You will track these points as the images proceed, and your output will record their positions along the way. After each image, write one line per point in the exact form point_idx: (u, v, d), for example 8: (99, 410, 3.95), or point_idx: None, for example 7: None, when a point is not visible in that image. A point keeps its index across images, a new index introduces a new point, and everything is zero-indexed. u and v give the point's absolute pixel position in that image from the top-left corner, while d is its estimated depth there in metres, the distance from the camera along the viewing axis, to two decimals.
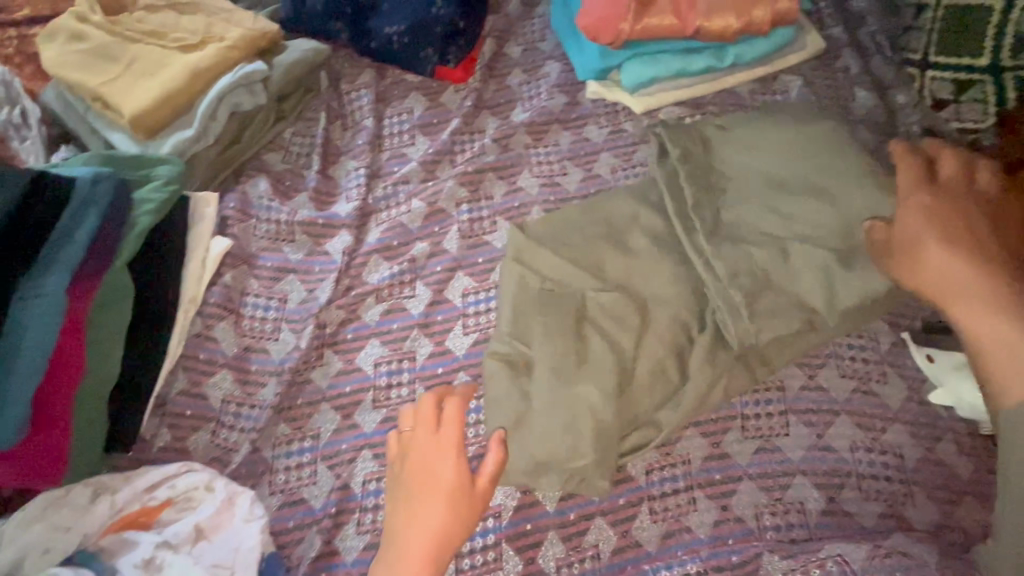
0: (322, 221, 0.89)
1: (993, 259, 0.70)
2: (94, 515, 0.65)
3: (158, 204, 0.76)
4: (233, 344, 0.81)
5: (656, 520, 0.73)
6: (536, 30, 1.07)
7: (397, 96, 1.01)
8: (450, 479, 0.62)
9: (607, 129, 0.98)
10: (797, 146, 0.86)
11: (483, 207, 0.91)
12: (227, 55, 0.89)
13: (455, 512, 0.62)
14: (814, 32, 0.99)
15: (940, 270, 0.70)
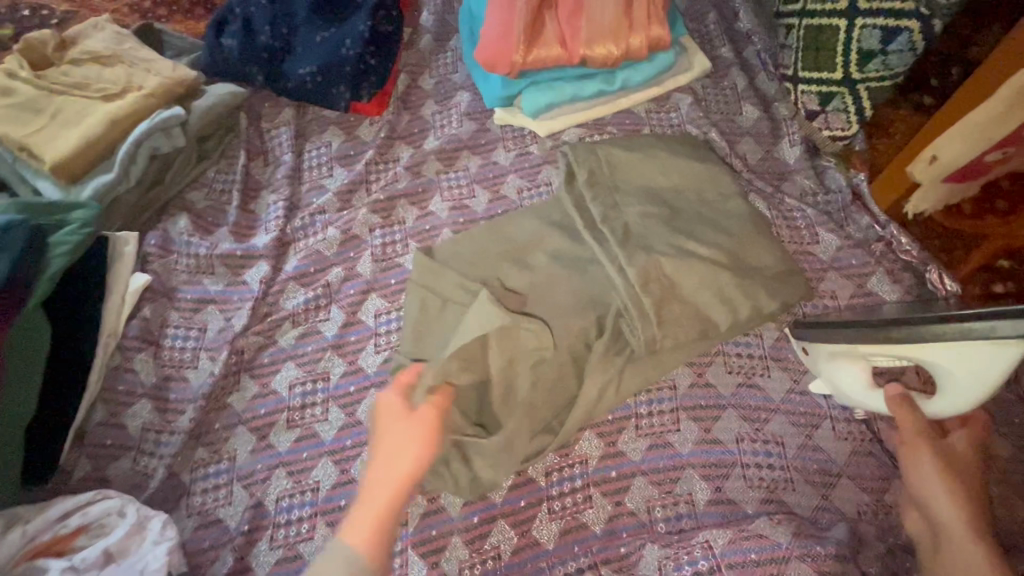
0: (241, 253, 0.94)
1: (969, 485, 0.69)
2: (5, 545, 0.68)
3: (73, 247, 0.80)
4: (153, 374, 0.85)
5: (554, 519, 0.77)
6: (447, 62, 1.14)
7: (316, 131, 1.07)
8: (399, 426, 0.70)
9: (514, 152, 1.05)
10: (678, 173, 0.96)
11: (396, 231, 0.97)
12: (144, 102, 0.95)
13: (410, 448, 0.68)
14: (700, 53, 1.05)
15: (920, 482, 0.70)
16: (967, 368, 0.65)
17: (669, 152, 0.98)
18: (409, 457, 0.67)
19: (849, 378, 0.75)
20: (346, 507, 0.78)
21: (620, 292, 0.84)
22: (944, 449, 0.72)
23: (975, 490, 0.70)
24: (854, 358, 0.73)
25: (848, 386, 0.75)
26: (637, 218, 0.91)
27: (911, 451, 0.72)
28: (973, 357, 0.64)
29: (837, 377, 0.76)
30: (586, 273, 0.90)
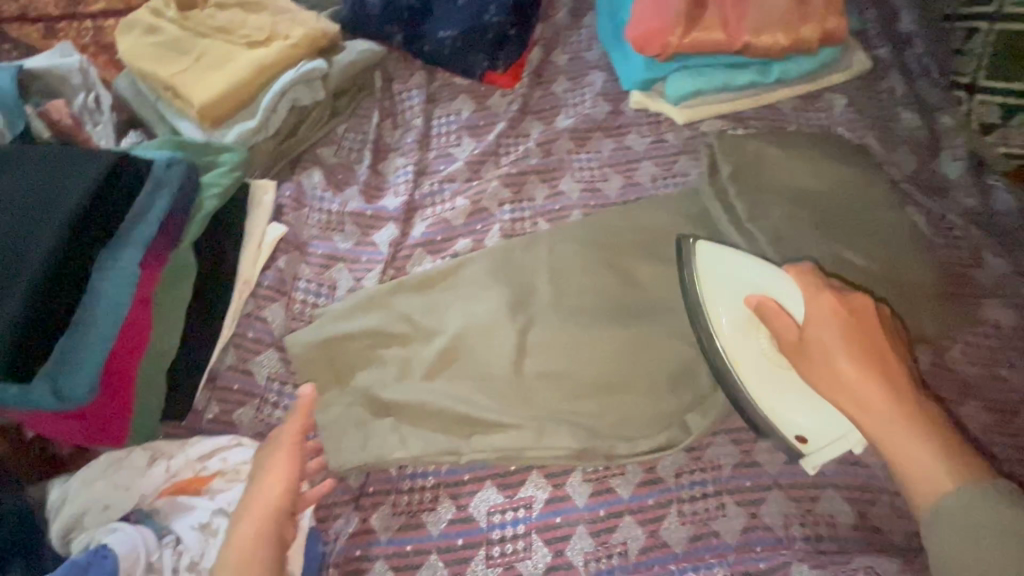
0: (372, 213, 0.93)
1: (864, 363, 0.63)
2: (151, 477, 0.71)
3: (225, 189, 0.81)
4: (282, 326, 0.84)
5: (684, 522, 0.74)
6: (582, 39, 1.10)
7: (446, 97, 1.04)
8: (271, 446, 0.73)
9: (649, 138, 1.00)
10: (829, 176, 0.92)
11: (525, 208, 0.94)
12: (290, 53, 0.94)
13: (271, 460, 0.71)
14: (859, 52, 1.00)
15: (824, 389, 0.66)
16: (738, 277, 0.77)
17: (825, 155, 0.93)
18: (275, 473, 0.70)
19: (793, 403, 0.73)
20: (469, 483, 0.76)
21: None
22: (811, 353, 0.67)
23: (866, 370, 0.63)
24: (762, 372, 0.75)
25: (797, 408, 0.73)
26: (787, 219, 0.88)
27: (806, 369, 0.68)
28: (717, 267, 0.78)
29: (779, 395, 0.74)
30: None
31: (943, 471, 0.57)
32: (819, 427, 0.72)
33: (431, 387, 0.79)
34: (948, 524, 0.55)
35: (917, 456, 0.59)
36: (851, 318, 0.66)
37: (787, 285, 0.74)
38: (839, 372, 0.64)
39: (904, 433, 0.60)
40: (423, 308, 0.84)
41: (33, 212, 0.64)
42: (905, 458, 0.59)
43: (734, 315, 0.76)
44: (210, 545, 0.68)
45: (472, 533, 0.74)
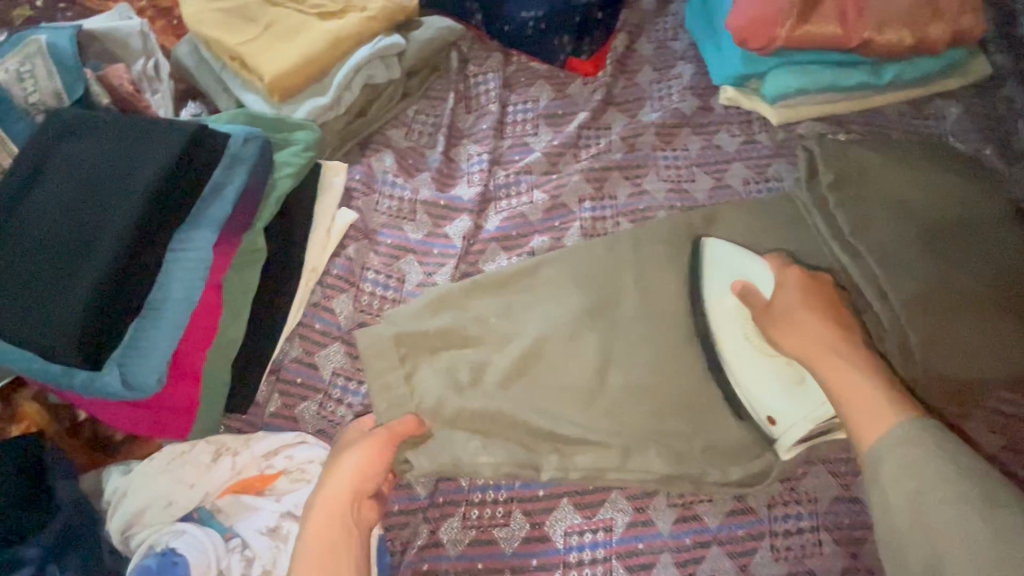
0: (445, 203, 0.87)
1: (827, 321, 0.69)
2: (216, 474, 0.67)
3: (298, 169, 0.76)
4: (350, 318, 0.79)
5: (778, 558, 0.68)
6: (668, 28, 1.03)
7: (523, 83, 0.98)
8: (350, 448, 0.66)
9: (740, 138, 0.94)
10: (942, 188, 0.84)
11: (607, 206, 0.88)
12: (366, 25, 0.88)
13: (346, 466, 0.64)
14: (979, 58, 0.92)
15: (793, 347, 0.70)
16: (721, 258, 0.78)
17: (937, 166, 0.85)
18: (347, 481, 0.63)
19: (765, 383, 0.72)
20: (545, 499, 0.72)
21: (872, 318, 0.77)
22: (780, 315, 0.72)
23: (824, 330, 0.69)
24: (735, 348, 0.74)
25: (769, 389, 0.72)
26: (894, 234, 0.79)
27: (774, 327, 0.72)
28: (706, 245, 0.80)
29: (752, 374, 0.73)
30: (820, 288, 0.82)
31: (886, 408, 0.60)
32: (786, 408, 0.71)
33: (505, 396, 0.74)
34: (889, 457, 0.56)
35: (869, 393, 0.62)
36: (821, 289, 0.72)
37: (762, 267, 0.77)
38: (807, 323, 0.69)
39: (854, 380, 0.63)
40: (495, 311, 0.78)
41: (111, 188, 0.62)
42: (857, 402, 0.62)
43: (715, 292, 0.77)
44: (281, 552, 0.64)
45: (547, 554, 0.69)
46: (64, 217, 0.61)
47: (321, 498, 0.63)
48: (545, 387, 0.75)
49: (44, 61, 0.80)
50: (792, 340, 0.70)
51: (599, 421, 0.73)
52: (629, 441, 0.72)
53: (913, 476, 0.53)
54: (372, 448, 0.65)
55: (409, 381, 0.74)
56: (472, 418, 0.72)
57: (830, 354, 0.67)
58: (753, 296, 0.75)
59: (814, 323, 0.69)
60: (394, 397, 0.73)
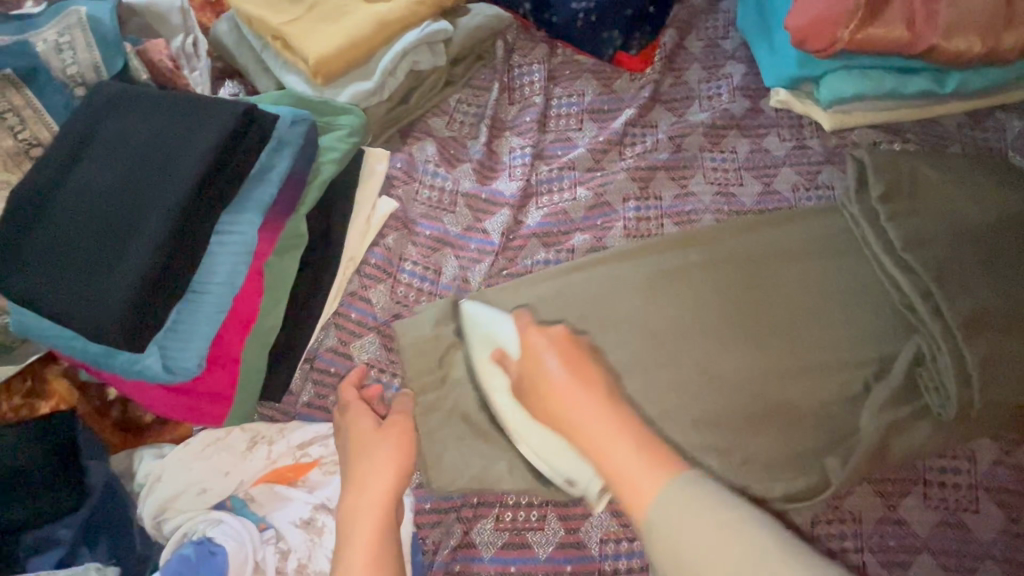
0: (486, 196, 0.85)
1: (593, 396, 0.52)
2: (251, 462, 0.66)
3: (342, 155, 0.74)
4: (385, 310, 0.77)
5: None
6: (719, 26, 1.00)
7: (568, 76, 0.95)
8: (372, 440, 0.64)
9: (791, 142, 0.91)
10: (997, 205, 0.80)
11: (651, 207, 0.86)
12: (414, 9, 0.85)
13: (384, 457, 0.63)
14: None
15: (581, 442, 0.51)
16: (483, 325, 0.70)
17: (990, 179, 0.82)
18: (390, 472, 0.62)
19: (553, 456, 0.66)
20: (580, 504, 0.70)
21: (923, 336, 0.73)
22: (535, 386, 0.56)
23: (580, 369, 0.55)
24: (515, 421, 0.68)
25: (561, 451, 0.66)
26: (946, 250, 0.76)
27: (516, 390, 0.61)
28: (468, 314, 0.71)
29: (533, 440, 0.67)
30: (867, 299, 0.79)
31: (642, 471, 0.46)
32: (578, 465, 0.66)
33: None
34: (669, 526, 0.42)
35: (629, 481, 0.46)
36: (566, 346, 0.57)
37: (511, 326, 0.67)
38: (567, 401, 0.53)
39: (620, 451, 0.48)
40: (524, 314, 0.76)
41: (159, 167, 0.60)
42: (611, 462, 0.48)
43: (485, 361, 0.69)
44: (316, 545, 0.62)
45: (582, 561, 0.67)
46: (111, 195, 0.59)
47: (359, 495, 0.60)
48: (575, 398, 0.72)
49: (84, 33, 0.77)
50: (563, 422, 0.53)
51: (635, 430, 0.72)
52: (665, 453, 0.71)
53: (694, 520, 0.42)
54: (399, 437, 0.64)
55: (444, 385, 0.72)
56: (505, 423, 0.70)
57: (599, 441, 0.50)
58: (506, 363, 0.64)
59: (582, 398, 0.52)
60: (429, 401, 0.71)
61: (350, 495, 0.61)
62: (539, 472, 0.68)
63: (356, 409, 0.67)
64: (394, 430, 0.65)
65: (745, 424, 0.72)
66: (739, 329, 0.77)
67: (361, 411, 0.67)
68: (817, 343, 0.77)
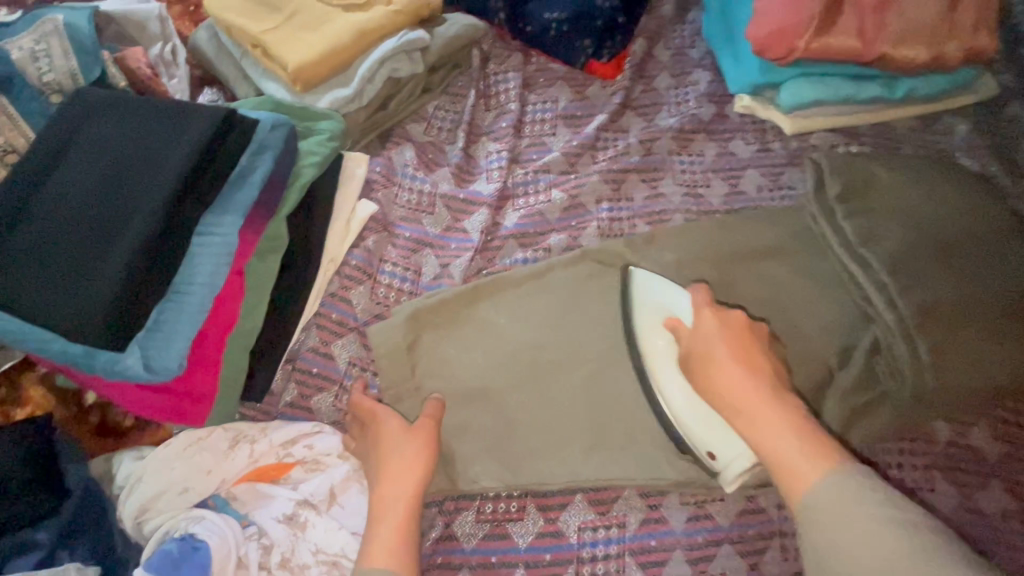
0: (464, 197, 0.87)
1: (741, 375, 0.61)
2: (234, 461, 0.66)
3: (323, 158, 0.76)
4: (366, 310, 0.79)
5: (787, 557, 0.70)
6: (686, 36, 1.05)
7: (542, 83, 0.99)
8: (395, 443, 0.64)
9: (754, 146, 0.95)
10: (949, 201, 0.85)
11: (624, 208, 0.89)
12: (391, 18, 0.88)
13: (404, 457, 0.63)
14: (988, 76, 0.94)
15: (761, 441, 0.58)
16: (658, 293, 0.73)
17: (940, 176, 0.87)
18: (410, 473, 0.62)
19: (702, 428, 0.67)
20: (560, 494, 0.72)
21: (878, 325, 0.77)
22: (699, 364, 0.64)
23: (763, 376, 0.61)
24: (672, 385, 0.69)
25: (712, 427, 0.67)
26: (901, 243, 0.80)
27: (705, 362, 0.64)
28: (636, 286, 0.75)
29: (674, 397, 0.69)
30: (831, 295, 0.83)
31: (807, 464, 0.55)
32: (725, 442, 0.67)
33: (509, 399, 0.75)
34: (830, 512, 0.52)
35: (796, 459, 0.55)
36: (743, 332, 0.65)
37: (688, 300, 0.71)
38: (763, 388, 0.60)
39: (785, 442, 0.57)
40: (504, 313, 0.80)
41: (140, 171, 0.61)
42: (781, 455, 0.57)
43: (651, 321, 0.72)
44: (300, 540, 0.63)
45: (561, 549, 0.69)
46: (91, 199, 0.60)
47: (390, 489, 0.62)
48: (550, 398, 0.75)
49: (60, 40, 0.78)
50: (716, 390, 0.62)
51: (611, 424, 0.74)
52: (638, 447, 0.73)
53: (845, 526, 0.50)
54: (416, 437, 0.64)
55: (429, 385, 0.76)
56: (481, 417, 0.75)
57: (750, 413, 0.60)
58: (683, 331, 0.69)
59: (748, 382, 0.61)
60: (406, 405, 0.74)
61: (379, 489, 0.62)
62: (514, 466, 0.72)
63: (381, 415, 0.66)
64: (414, 433, 0.65)
65: None
66: None
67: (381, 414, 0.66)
68: (783, 336, 0.80)
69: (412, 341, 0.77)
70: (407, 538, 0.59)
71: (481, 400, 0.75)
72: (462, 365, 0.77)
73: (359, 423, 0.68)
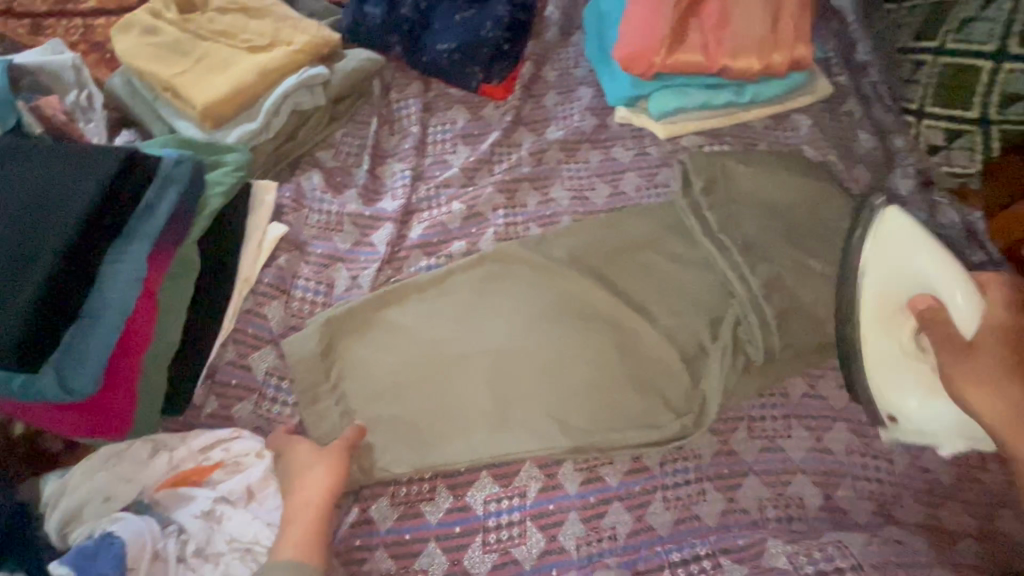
0: (370, 214, 0.96)
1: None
2: (153, 469, 0.71)
3: (229, 188, 0.83)
4: (281, 323, 0.86)
5: (668, 507, 0.79)
6: (570, 57, 1.17)
7: (442, 107, 1.09)
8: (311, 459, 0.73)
9: (633, 151, 1.07)
10: (794, 187, 0.98)
11: (518, 213, 0.99)
12: (292, 58, 0.97)
13: (319, 467, 0.72)
14: (823, 78, 1.09)
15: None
16: (927, 264, 0.77)
17: (786, 166, 1.01)
18: (324, 478, 0.71)
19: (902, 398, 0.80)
20: (465, 473, 0.80)
21: (738, 300, 0.88)
22: (977, 373, 0.71)
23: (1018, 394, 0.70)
24: (880, 349, 0.81)
25: (903, 388, 0.80)
26: (754, 228, 0.93)
27: (972, 380, 0.72)
28: (883, 230, 0.82)
29: (879, 362, 0.81)
30: (703, 274, 0.93)
31: None
32: (912, 411, 0.79)
33: (418, 392, 0.82)
34: None
35: None
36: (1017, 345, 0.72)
37: (963, 295, 0.73)
38: None
39: None
40: (412, 316, 0.88)
41: (47, 208, 0.67)
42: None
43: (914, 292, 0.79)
44: (215, 531, 0.69)
45: (468, 521, 0.77)
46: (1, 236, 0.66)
47: (297, 498, 0.70)
48: (456, 391, 0.83)
49: None
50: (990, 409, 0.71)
51: (510, 409, 0.82)
52: (536, 423, 0.81)
53: None
54: (335, 451, 0.74)
55: (342, 387, 0.82)
56: (390, 411, 0.81)
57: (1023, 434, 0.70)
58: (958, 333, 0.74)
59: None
60: (316, 402, 0.81)
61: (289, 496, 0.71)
62: (423, 451, 0.79)
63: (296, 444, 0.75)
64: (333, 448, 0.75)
65: (604, 388, 0.84)
66: (595, 307, 0.90)
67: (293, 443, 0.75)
68: (662, 314, 0.90)
69: (325, 348, 0.83)
70: (310, 536, 0.67)
71: (389, 396, 0.82)
72: (373, 366, 0.84)
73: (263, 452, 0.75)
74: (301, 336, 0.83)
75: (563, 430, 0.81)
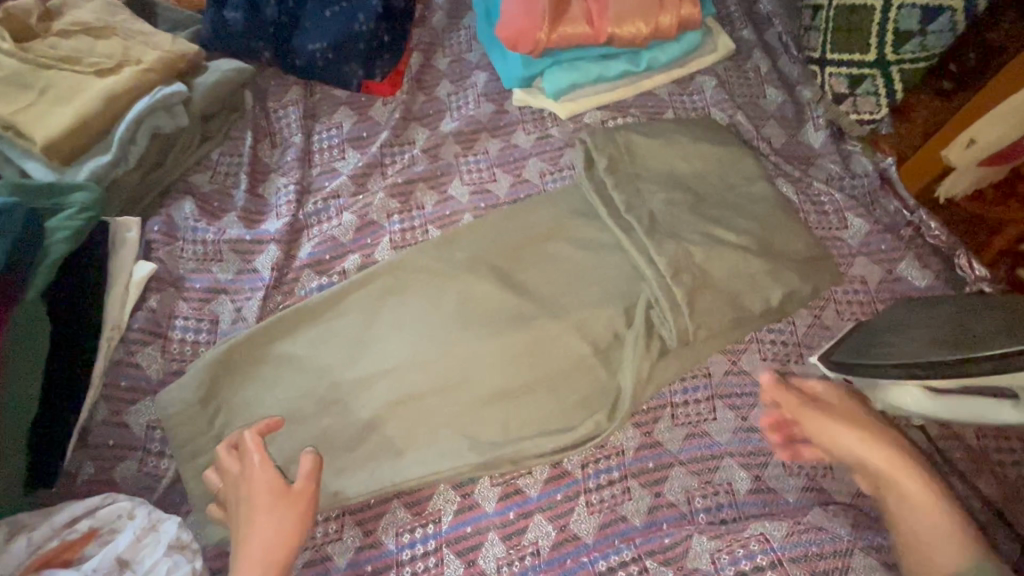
0: (251, 238, 0.88)
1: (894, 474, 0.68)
2: (10, 555, 0.64)
3: (77, 231, 0.75)
4: (160, 370, 0.80)
5: (592, 512, 0.75)
6: (462, 41, 1.09)
7: (327, 111, 1.02)
8: (266, 500, 0.65)
9: (535, 135, 1.00)
10: (702, 158, 0.92)
11: (415, 217, 0.93)
12: (144, 77, 0.89)
13: (279, 514, 0.65)
14: (723, 35, 1.04)
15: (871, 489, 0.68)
16: None
17: (687, 132, 0.95)
18: (286, 524, 0.65)
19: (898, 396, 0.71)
20: (375, 506, 0.75)
21: (649, 283, 0.82)
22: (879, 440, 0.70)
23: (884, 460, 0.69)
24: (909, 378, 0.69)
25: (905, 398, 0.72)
26: (660, 203, 0.87)
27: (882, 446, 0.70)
28: None
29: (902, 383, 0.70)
30: (611, 260, 0.87)
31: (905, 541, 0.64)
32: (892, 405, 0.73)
33: (312, 427, 0.76)
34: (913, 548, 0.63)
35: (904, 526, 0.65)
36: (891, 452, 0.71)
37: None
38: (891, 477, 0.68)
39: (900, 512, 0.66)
40: (302, 345, 0.81)
41: None
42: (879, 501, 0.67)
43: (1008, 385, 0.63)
44: None
45: (380, 558, 0.72)
46: None
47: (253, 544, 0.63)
48: (354, 419, 0.77)
49: None
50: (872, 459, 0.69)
51: (416, 431, 0.76)
52: (444, 442, 0.75)
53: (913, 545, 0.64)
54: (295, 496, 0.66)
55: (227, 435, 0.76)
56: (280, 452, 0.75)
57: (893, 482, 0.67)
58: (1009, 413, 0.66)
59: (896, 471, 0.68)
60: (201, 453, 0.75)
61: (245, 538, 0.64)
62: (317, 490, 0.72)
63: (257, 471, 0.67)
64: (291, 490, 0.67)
65: (516, 393, 0.78)
66: (500, 308, 0.83)
67: (257, 465, 0.68)
68: (571, 305, 0.84)
69: (202, 396, 0.76)
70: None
71: (280, 435, 0.76)
72: (260, 403, 0.77)
73: (234, 458, 0.69)
74: (175, 388, 0.76)
75: (471, 445, 0.75)
